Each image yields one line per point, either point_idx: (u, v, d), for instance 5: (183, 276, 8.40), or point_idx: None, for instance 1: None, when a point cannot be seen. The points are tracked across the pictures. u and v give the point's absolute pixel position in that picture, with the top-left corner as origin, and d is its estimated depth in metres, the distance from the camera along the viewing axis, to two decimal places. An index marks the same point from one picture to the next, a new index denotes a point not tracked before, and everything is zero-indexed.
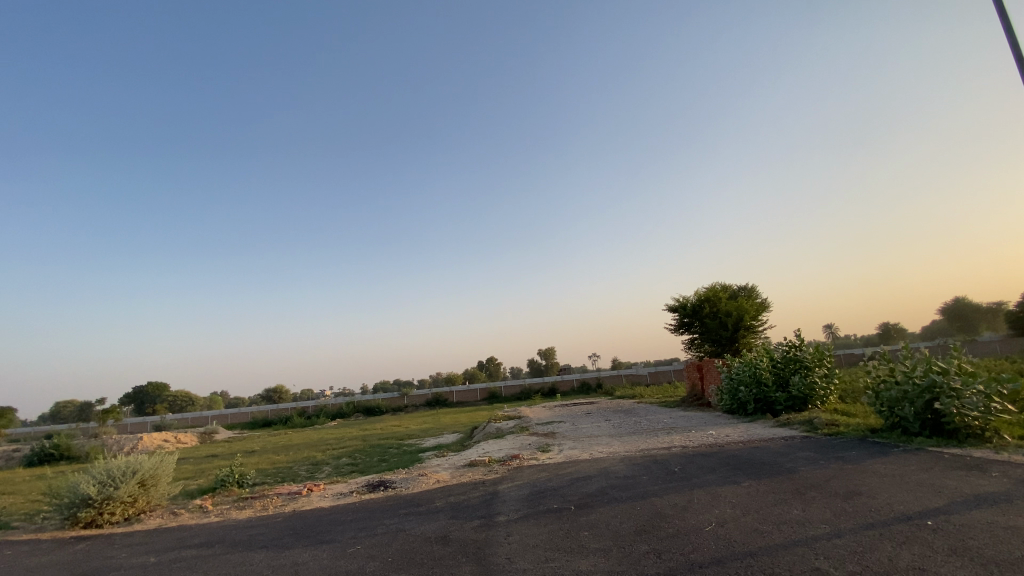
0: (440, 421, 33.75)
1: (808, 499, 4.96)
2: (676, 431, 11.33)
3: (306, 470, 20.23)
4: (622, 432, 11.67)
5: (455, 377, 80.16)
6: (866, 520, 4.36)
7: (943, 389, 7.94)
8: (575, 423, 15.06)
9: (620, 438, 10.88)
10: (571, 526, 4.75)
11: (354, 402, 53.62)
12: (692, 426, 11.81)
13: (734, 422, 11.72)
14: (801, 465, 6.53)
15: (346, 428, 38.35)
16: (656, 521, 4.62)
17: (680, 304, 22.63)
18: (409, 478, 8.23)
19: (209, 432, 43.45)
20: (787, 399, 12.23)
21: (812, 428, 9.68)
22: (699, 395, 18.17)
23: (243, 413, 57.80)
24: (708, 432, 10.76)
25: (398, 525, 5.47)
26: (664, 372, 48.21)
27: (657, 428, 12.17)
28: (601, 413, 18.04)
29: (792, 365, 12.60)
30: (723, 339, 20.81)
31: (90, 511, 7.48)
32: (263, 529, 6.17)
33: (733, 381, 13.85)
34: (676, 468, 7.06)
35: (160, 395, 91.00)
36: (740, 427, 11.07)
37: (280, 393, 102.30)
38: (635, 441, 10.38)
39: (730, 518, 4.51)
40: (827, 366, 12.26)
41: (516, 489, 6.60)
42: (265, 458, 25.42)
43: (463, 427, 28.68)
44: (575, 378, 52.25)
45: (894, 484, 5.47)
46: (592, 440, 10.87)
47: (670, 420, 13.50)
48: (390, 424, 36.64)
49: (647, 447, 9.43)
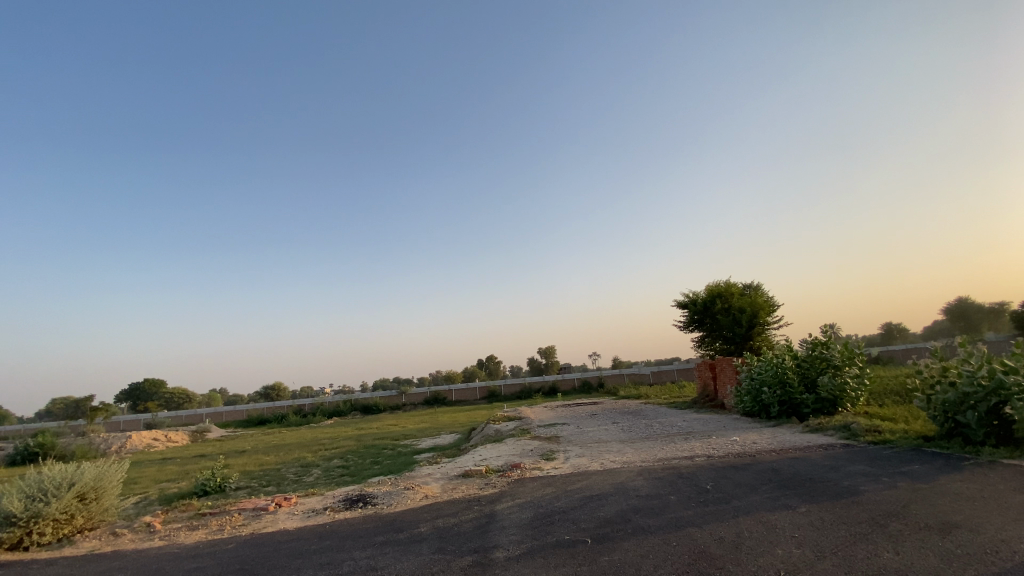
0: (438, 421, 32.69)
1: (895, 532, 3.83)
2: (694, 436, 10.21)
3: (294, 473, 19.11)
4: (634, 438, 10.56)
5: (454, 375, 79.14)
6: (987, 568, 3.23)
7: (1012, 391, 6.80)
8: (581, 426, 13.94)
9: (632, 445, 9.77)
10: (590, 572, 3.62)
11: (351, 401, 52.54)
12: (712, 432, 10.67)
13: (758, 426, 10.59)
14: (863, 485, 5.40)
15: (341, 427, 37.26)
16: (702, 567, 3.49)
17: (690, 299, 21.48)
18: (392, 491, 7.08)
19: (201, 431, 42.41)
20: (815, 402, 11.08)
21: (851, 435, 8.54)
22: (712, 397, 17.02)
23: (237, 411, 56.79)
24: (731, 438, 9.63)
25: (368, 563, 4.32)
26: (666, 372, 47.12)
27: (672, 433, 11.04)
28: (607, 414, 16.95)
29: (819, 364, 11.47)
30: (737, 337, 19.65)
31: (13, 531, 6.42)
32: (205, 561, 5.04)
33: (753, 381, 12.69)
34: (708, 485, 5.91)
35: (156, 391, 90.13)
36: (766, 432, 9.94)
37: (278, 390, 101.83)
38: (651, 448, 9.27)
39: (802, 564, 3.38)
40: (859, 366, 11.14)
41: (517, 512, 5.46)
42: (254, 459, 24.36)
43: (461, 427, 27.61)
44: (577, 377, 51.10)
45: (993, 510, 4.33)
46: (602, 447, 9.77)
47: (685, 424, 12.37)
48: (387, 424, 35.55)
49: (667, 456, 8.29)
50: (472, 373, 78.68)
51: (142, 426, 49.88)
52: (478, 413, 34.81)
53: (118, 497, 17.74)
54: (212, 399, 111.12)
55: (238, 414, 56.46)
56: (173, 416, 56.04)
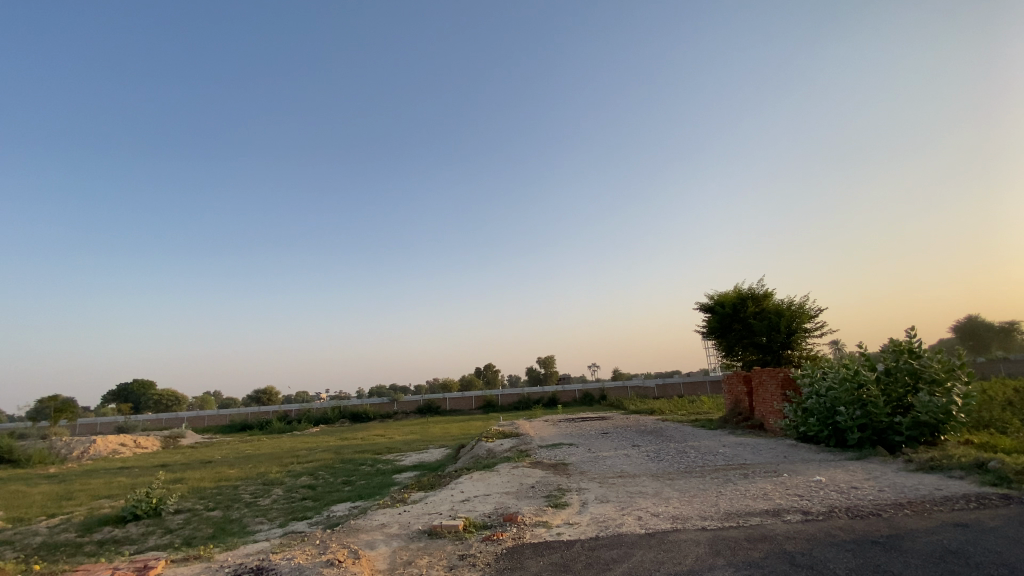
0: (428, 432, 29.92)
1: None
2: (756, 473, 7.43)
3: (250, 493, 16.30)
4: (671, 473, 7.74)
5: (450, 384, 76.31)
6: None
7: None
8: (594, 451, 11.11)
9: (673, 484, 6.99)
10: None
11: (340, 408, 49.48)
12: (778, 466, 7.90)
13: (838, 462, 7.91)
14: None
15: (324, 437, 34.33)
16: None
17: (715, 301, 18.80)
18: (304, 569, 4.29)
19: (174, 436, 39.43)
20: (910, 428, 8.33)
21: (1013, 487, 5.77)
22: (747, 415, 14.31)
23: (219, 414, 53.67)
24: (813, 480, 6.86)
25: None
26: (672, 385, 44.36)
27: (719, 466, 8.25)
28: (622, 434, 14.25)
29: (910, 378, 8.81)
30: (776, 343, 16.90)
31: None
32: None
33: (819, 399, 9.64)
34: None
35: (145, 392, 87.30)
36: (858, 471, 7.22)
37: (269, 395, 99.42)
38: (703, 490, 6.55)
39: None
40: (964, 383, 8.54)
41: None
42: (216, 473, 21.53)
43: (451, 442, 24.79)
44: (576, 389, 48.26)
45: None
46: (632, 486, 7.00)
47: (731, 453, 9.59)
48: (374, 434, 32.76)
49: (739, 508, 5.51)
50: (469, 381, 75.63)
51: (115, 429, 46.80)
52: (472, 424, 32.02)
53: (37, 517, 14.91)
54: (204, 402, 107.77)
55: (220, 419, 53.39)
56: (151, 419, 52.98)
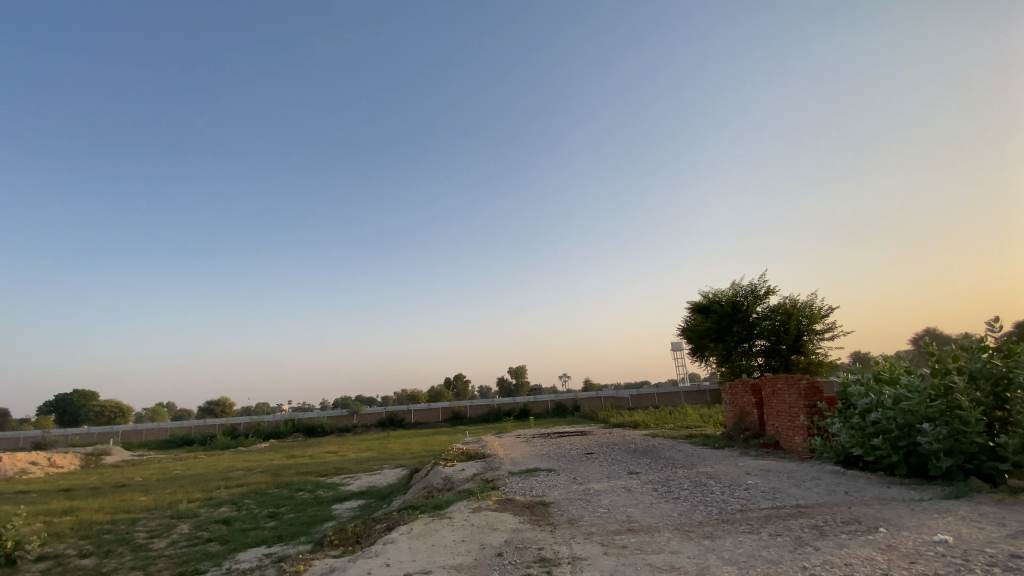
0: (385, 449, 26.76)
1: None
2: (835, 527, 4.93)
3: (147, 531, 12.96)
4: (706, 528, 5.16)
5: (416, 395, 72.69)
6: None
7: None
8: (581, 482, 8.41)
9: (722, 553, 4.39)
10: None
11: (295, 420, 45.44)
12: (853, 512, 5.45)
13: (933, 504, 5.60)
14: None
15: (268, 455, 30.52)
16: None
17: (710, 300, 16.56)
18: None
19: (99, 453, 34.68)
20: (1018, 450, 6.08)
21: None
22: (756, 432, 12.02)
23: (159, 428, 48.72)
24: (934, 541, 4.43)
25: None
26: (648, 396, 42.36)
27: (767, 512, 5.70)
28: (611, 455, 11.65)
29: (1005, 383, 6.57)
30: (783, 347, 14.87)
31: None
32: None
33: (883, 414, 7.18)
34: None
35: (84, 403, 80.01)
36: (980, 521, 4.91)
37: (222, 406, 93.42)
38: (779, 567, 3.97)
39: None
40: None
41: None
42: (122, 501, 17.85)
43: (410, 461, 21.82)
44: (550, 399, 45.76)
45: None
46: (654, 556, 4.36)
47: (766, 486, 7.10)
48: (325, 451, 29.25)
49: None
50: (437, 393, 72.16)
51: (32, 445, 41.40)
52: (435, 440, 29.07)
53: None
54: (154, 413, 100.27)
55: (161, 433, 48.48)
56: (79, 433, 47.40)
